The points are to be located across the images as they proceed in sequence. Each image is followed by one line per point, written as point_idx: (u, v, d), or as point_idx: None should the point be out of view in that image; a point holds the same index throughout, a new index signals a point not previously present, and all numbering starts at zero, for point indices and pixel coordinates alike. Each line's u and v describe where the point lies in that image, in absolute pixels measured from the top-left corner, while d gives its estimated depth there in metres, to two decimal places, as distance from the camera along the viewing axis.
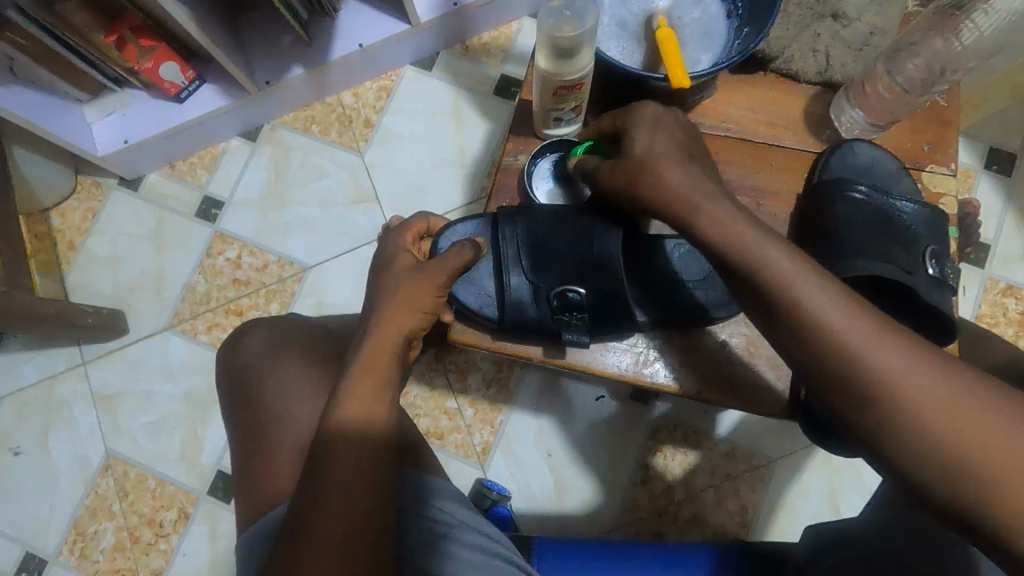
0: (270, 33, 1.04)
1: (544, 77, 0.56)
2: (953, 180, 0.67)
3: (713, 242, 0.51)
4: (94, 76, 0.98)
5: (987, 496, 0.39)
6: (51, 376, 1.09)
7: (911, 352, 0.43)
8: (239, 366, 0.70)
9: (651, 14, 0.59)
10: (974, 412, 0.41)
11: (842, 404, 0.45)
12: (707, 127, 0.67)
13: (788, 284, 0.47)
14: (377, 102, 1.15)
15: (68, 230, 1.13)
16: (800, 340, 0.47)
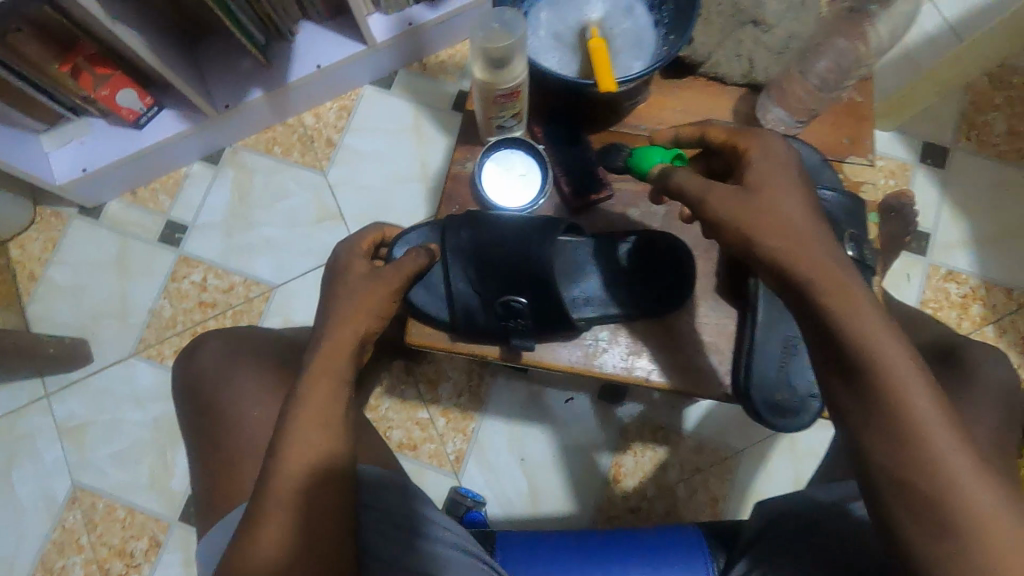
0: (229, 57, 1.06)
1: (481, 87, 0.58)
2: (869, 170, 0.69)
3: (783, 254, 0.50)
4: (50, 106, 0.98)
5: (952, 497, 0.44)
6: (12, 410, 1.07)
7: (990, 478, 0.45)
8: (193, 375, 0.68)
9: (586, 26, 0.62)
10: (949, 426, 0.46)
11: (903, 507, 0.46)
12: (644, 130, 0.69)
13: (886, 374, 0.46)
14: (338, 122, 1.17)
15: (28, 261, 1.12)
16: (880, 429, 0.47)
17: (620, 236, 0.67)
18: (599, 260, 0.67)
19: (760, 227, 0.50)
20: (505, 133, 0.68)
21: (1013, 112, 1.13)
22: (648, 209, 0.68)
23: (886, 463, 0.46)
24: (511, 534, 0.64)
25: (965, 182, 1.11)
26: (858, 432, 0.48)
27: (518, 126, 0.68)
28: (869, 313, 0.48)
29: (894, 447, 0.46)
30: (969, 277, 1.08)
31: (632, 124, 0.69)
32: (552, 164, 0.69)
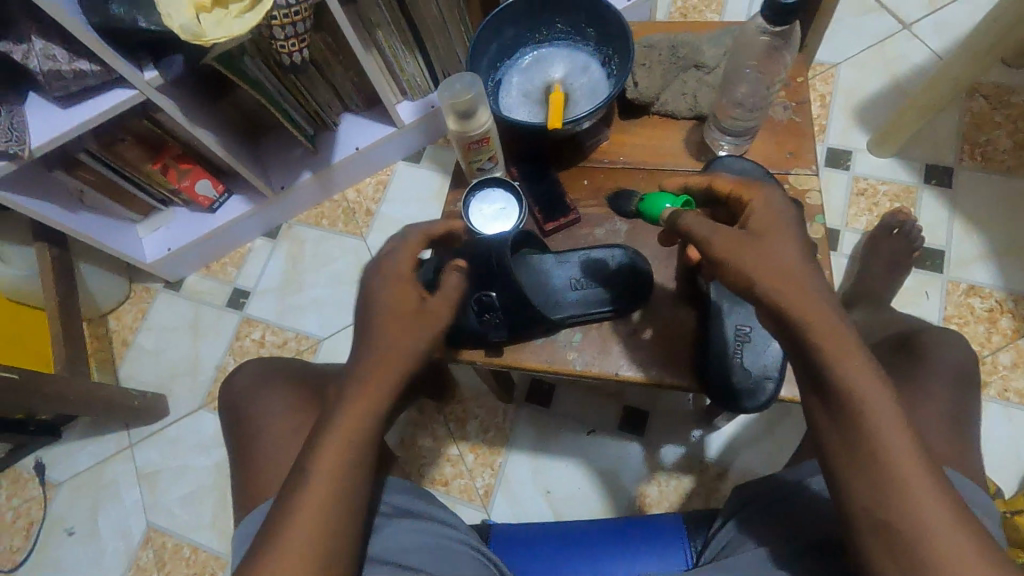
0: (285, 148, 1.27)
1: (455, 137, 0.71)
2: (816, 177, 0.72)
3: (765, 280, 0.49)
4: (144, 198, 1.20)
5: (902, 504, 0.45)
6: (102, 459, 1.22)
7: (964, 525, 0.44)
8: (232, 394, 0.73)
9: (548, 83, 0.77)
10: (901, 436, 0.46)
11: (879, 546, 0.45)
12: (605, 163, 0.77)
13: (867, 411, 0.47)
14: (375, 194, 1.34)
15: (122, 329, 1.32)
16: (857, 463, 0.47)
17: (579, 250, 0.72)
18: (561, 264, 0.72)
19: (761, 272, 0.50)
20: (487, 174, 0.77)
21: (1016, 128, 1.15)
22: (611, 228, 0.74)
23: (866, 500, 0.46)
24: (509, 526, 0.64)
25: (975, 198, 1.12)
26: (840, 468, 0.48)
27: (496, 167, 0.78)
28: (853, 353, 0.48)
29: (869, 482, 0.46)
30: (992, 291, 1.06)
31: (595, 160, 0.78)
32: (527, 197, 0.76)
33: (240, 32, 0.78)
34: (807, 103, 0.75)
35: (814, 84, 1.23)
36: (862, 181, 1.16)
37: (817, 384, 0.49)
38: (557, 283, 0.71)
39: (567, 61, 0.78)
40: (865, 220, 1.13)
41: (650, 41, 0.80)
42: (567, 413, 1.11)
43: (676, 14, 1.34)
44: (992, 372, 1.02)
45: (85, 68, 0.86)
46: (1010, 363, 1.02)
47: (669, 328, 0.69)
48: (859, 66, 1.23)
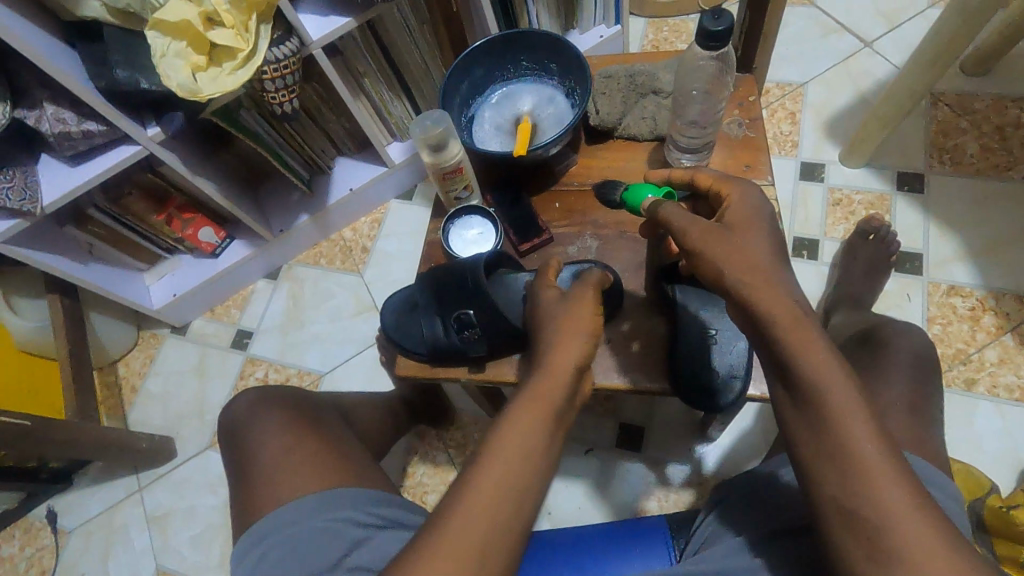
0: (283, 193, 1.33)
1: (430, 168, 0.78)
2: (773, 187, 0.78)
3: (736, 269, 0.53)
4: (150, 248, 1.26)
5: (871, 492, 0.46)
6: (112, 504, 1.25)
7: (925, 510, 0.46)
8: (231, 421, 0.75)
9: (518, 115, 0.84)
10: (864, 422, 0.48)
11: (848, 534, 0.47)
12: (576, 186, 0.83)
13: (831, 401, 0.49)
14: (370, 232, 1.40)
15: (131, 375, 1.36)
16: (822, 452, 0.49)
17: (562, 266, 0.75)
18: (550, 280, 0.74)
19: (731, 259, 0.53)
20: (464, 203, 0.85)
21: (982, 133, 1.19)
22: (583, 245, 0.80)
23: (835, 490, 0.48)
24: None
25: (948, 201, 1.15)
26: (810, 459, 0.50)
27: (472, 195, 0.85)
28: (818, 344, 0.50)
29: (836, 472, 0.48)
30: (973, 290, 1.09)
31: (566, 183, 0.84)
32: (502, 220, 0.83)
33: (232, 87, 0.85)
34: (759, 120, 0.82)
35: (783, 103, 1.28)
36: (836, 191, 1.20)
37: (783, 378, 0.51)
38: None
39: (534, 94, 0.85)
40: (843, 228, 1.17)
41: (608, 72, 0.85)
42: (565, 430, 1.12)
43: (647, 46, 1.41)
44: (980, 369, 1.04)
45: (93, 129, 0.92)
46: (997, 359, 1.04)
47: (641, 337, 0.74)
48: (826, 83, 1.28)
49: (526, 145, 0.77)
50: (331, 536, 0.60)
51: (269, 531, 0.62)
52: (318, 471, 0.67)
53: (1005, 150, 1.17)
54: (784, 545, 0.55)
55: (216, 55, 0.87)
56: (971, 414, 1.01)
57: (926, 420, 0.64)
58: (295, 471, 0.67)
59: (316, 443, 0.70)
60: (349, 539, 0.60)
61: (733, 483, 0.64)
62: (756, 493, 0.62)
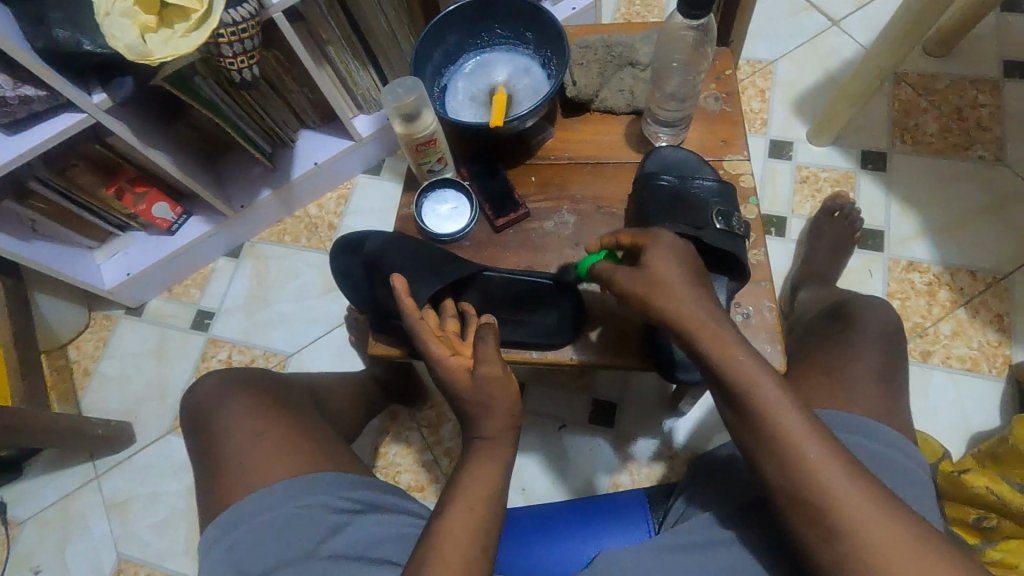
0: (243, 166, 1.27)
1: (403, 139, 0.75)
2: (748, 163, 0.79)
3: (660, 295, 0.57)
4: (100, 224, 1.19)
5: (811, 481, 0.49)
6: (67, 493, 1.19)
7: (863, 482, 0.49)
8: (193, 406, 0.72)
9: (493, 86, 0.81)
10: (790, 417, 0.52)
11: (797, 517, 0.50)
12: (551, 159, 0.82)
13: (755, 395, 0.53)
14: (337, 208, 1.35)
15: (83, 358, 1.29)
16: (762, 446, 0.52)
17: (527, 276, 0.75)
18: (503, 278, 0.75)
19: (653, 290, 0.57)
20: (437, 175, 0.81)
21: (941, 112, 1.22)
22: (559, 221, 0.79)
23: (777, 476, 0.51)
24: (521, 511, 0.70)
25: (909, 179, 1.18)
26: (755, 457, 0.53)
27: (446, 168, 0.82)
28: (734, 348, 0.55)
29: (775, 461, 0.51)
30: (930, 265, 1.13)
31: (542, 157, 0.82)
32: (477, 194, 0.81)
33: (186, 50, 0.79)
34: (735, 94, 0.82)
35: (753, 80, 1.29)
36: (804, 169, 1.22)
37: (718, 382, 0.55)
38: (496, 298, 0.76)
39: (509, 64, 0.83)
40: (810, 206, 1.19)
41: (585, 42, 0.84)
42: (539, 406, 1.13)
43: (620, 19, 1.39)
44: (935, 342, 1.08)
45: (31, 93, 0.86)
46: (951, 332, 1.08)
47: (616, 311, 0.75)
48: (796, 61, 1.29)
49: (502, 115, 0.74)
50: (304, 523, 0.58)
51: (237, 521, 0.60)
52: (288, 456, 0.64)
53: (962, 129, 1.21)
54: (758, 518, 0.57)
55: (168, 14, 0.80)
56: (926, 385, 1.06)
57: (891, 390, 0.66)
58: (266, 456, 0.64)
59: (286, 427, 0.68)
60: (326, 528, 0.58)
61: (705, 459, 0.66)
62: (728, 468, 0.63)
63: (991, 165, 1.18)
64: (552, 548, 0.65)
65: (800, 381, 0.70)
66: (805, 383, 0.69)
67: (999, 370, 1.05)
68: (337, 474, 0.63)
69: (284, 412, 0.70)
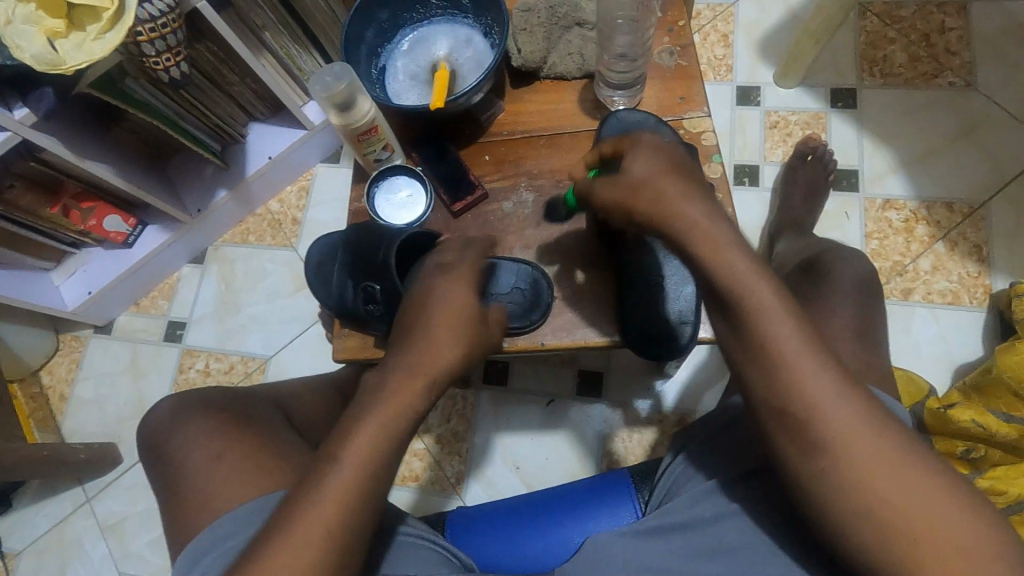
0: (194, 168, 1.22)
1: (342, 130, 0.71)
2: (708, 118, 0.76)
3: (653, 207, 0.52)
4: (52, 244, 1.14)
5: (796, 386, 0.48)
6: (60, 519, 1.18)
7: (853, 398, 0.48)
8: (154, 431, 0.69)
9: (434, 62, 0.77)
10: (777, 324, 0.50)
11: (778, 430, 0.49)
12: (504, 135, 0.79)
13: (743, 306, 0.50)
14: (299, 202, 1.30)
15: (57, 383, 1.26)
16: (750, 353, 0.50)
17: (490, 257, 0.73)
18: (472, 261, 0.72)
19: (634, 195, 0.53)
20: (387, 163, 0.77)
21: (909, 41, 1.18)
22: (518, 199, 0.76)
23: (762, 393, 0.49)
24: (467, 509, 0.67)
25: (880, 114, 1.15)
26: (740, 364, 0.51)
27: (395, 155, 0.78)
28: (730, 255, 0.51)
29: (761, 376, 0.50)
30: (906, 202, 1.11)
31: (494, 133, 0.79)
32: (431, 179, 0.78)
33: (103, 54, 0.73)
34: (690, 46, 0.78)
35: (715, 25, 1.24)
36: (773, 114, 1.18)
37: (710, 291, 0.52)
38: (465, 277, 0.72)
39: (450, 36, 0.78)
40: (781, 152, 1.16)
41: (527, 5, 0.79)
42: (523, 385, 1.11)
43: None
44: (915, 279, 1.07)
45: None
46: (931, 267, 1.07)
47: (588, 291, 0.72)
48: (757, 1, 1.24)
49: (445, 94, 0.70)
50: None
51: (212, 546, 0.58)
52: (257, 475, 0.62)
53: (932, 57, 1.17)
54: (742, 487, 0.57)
55: (77, 16, 0.74)
56: (909, 322, 1.06)
57: (868, 340, 0.65)
58: (231, 478, 0.62)
59: (251, 444, 0.65)
60: None
61: (689, 430, 0.65)
62: (711, 438, 0.62)
63: (962, 92, 1.15)
64: (520, 538, 0.64)
65: None
66: None
67: (980, 301, 1.05)
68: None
69: (250, 428, 0.68)
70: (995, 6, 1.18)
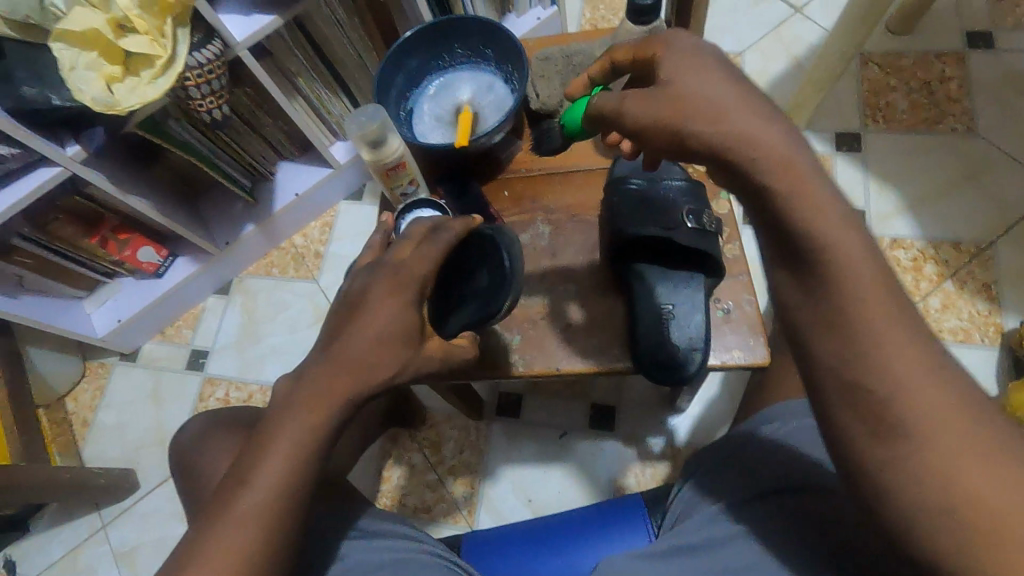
0: (225, 204, 1.28)
1: (372, 166, 0.76)
2: None
3: (706, 122, 0.45)
4: (88, 275, 1.20)
5: (878, 354, 0.41)
6: (74, 546, 1.19)
7: (946, 374, 0.40)
8: (182, 449, 0.72)
9: (458, 105, 0.83)
10: (862, 280, 0.42)
11: (848, 410, 0.41)
12: (523, 173, 0.83)
13: (818, 258, 0.43)
14: (322, 236, 1.36)
15: (81, 410, 1.29)
16: (822, 313, 0.43)
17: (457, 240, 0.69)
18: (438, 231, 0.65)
19: (683, 110, 0.46)
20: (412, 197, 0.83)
21: (910, 89, 1.23)
22: (535, 232, 0.79)
23: (830, 361, 0.42)
24: (481, 533, 0.68)
25: (885, 157, 1.19)
26: (809, 327, 0.44)
27: (419, 189, 0.83)
28: (812, 194, 0.43)
29: (835, 342, 0.42)
30: (914, 241, 1.13)
31: (512, 171, 0.83)
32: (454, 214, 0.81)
33: (154, 97, 0.80)
34: None
35: None
36: None
37: (775, 243, 0.45)
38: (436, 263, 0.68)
39: (472, 82, 0.84)
40: None
41: (546, 53, 0.85)
42: (537, 417, 1.13)
43: (586, 25, 1.40)
44: (925, 317, 1.08)
45: (4, 152, 0.86)
46: (940, 306, 1.09)
47: (601, 320, 0.75)
48: (763, 52, 1.30)
49: (468, 134, 0.76)
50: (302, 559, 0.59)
51: None
52: None
53: (933, 103, 1.21)
54: (756, 513, 0.57)
55: (132, 63, 0.81)
56: None
57: None
58: None
59: None
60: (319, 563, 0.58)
61: (701, 457, 0.67)
62: (719, 459, 0.64)
63: (964, 136, 1.19)
64: (532, 561, 0.65)
65: (784, 371, 0.71)
66: (789, 373, 0.70)
67: (991, 339, 1.06)
68: (328, 509, 0.63)
69: None
70: (993, 56, 1.23)
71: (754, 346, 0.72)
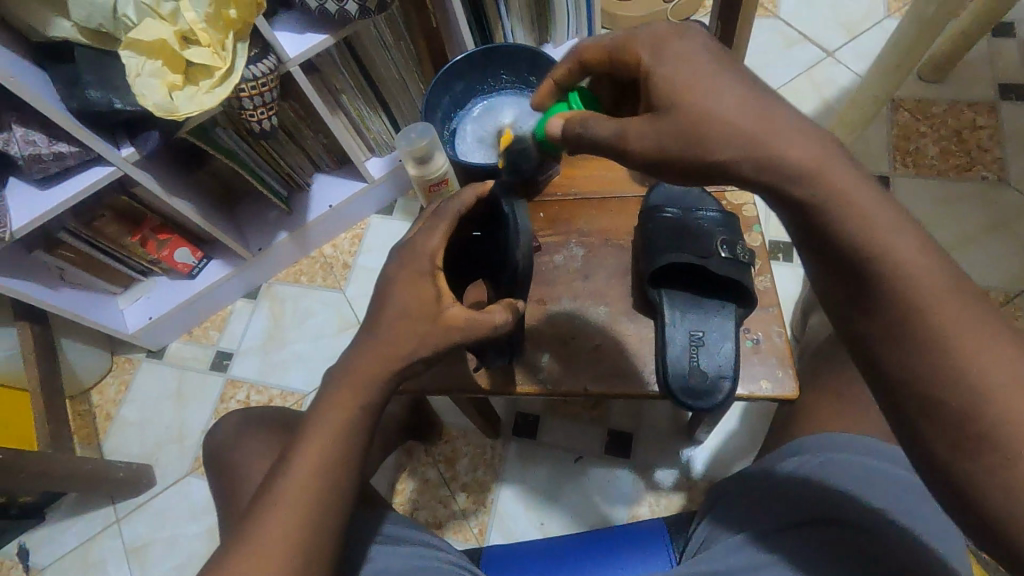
0: (261, 211, 1.32)
1: (415, 181, 0.79)
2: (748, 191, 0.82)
3: (733, 153, 0.47)
4: (124, 272, 1.24)
5: (961, 368, 0.42)
6: (88, 538, 1.20)
7: None
8: (212, 444, 0.74)
9: (500, 127, 0.85)
10: (940, 296, 0.44)
11: (929, 425, 0.43)
12: (558, 196, 0.85)
13: (885, 274, 0.44)
14: (351, 248, 1.39)
15: (105, 403, 1.31)
16: (890, 327, 0.44)
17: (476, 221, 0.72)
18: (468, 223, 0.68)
19: (701, 141, 0.48)
20: None
21: (941, 136, 1.24)
22: (568, 254, 0.81)
23: (905, 377, 0.44)
24: (501, 548, 0.68)
25: (914, 202, 1.20)
26: (877, 342, 0.45)
27: None
28: (867, 217, 0.45)
29: (911, 349, 0.44)
30: None
31: (548, 193, 0.86)
32: None
33: (211, 105, 0.84)
34: None
35: None
36: None
37: (834, 265, 0.47)
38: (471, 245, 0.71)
39: (514, 107, 0.87)
40: None
41: None
42: (553, 439, 1.13)
43: None
44: None
45: (64, 150, 0.90)
46: None
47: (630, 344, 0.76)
48: (793, 93, 1.32)
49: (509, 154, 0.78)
50: None
51: None
52: None
53: (964, 151, 1.22)
54: (781, 546, 0.57)
55: (192, 73, 0.85)
56: None
57: None
58: None
59: None
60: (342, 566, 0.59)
61: (724, 486, 0.67)
62: (745, 490, 0.64)
63: (994, 185, 1.19)
64: None
65: (811, 406, 0.71)
66: (815, 408, 0.70)
67: None
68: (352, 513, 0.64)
69: None
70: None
71: (782, 379, 0.73)
